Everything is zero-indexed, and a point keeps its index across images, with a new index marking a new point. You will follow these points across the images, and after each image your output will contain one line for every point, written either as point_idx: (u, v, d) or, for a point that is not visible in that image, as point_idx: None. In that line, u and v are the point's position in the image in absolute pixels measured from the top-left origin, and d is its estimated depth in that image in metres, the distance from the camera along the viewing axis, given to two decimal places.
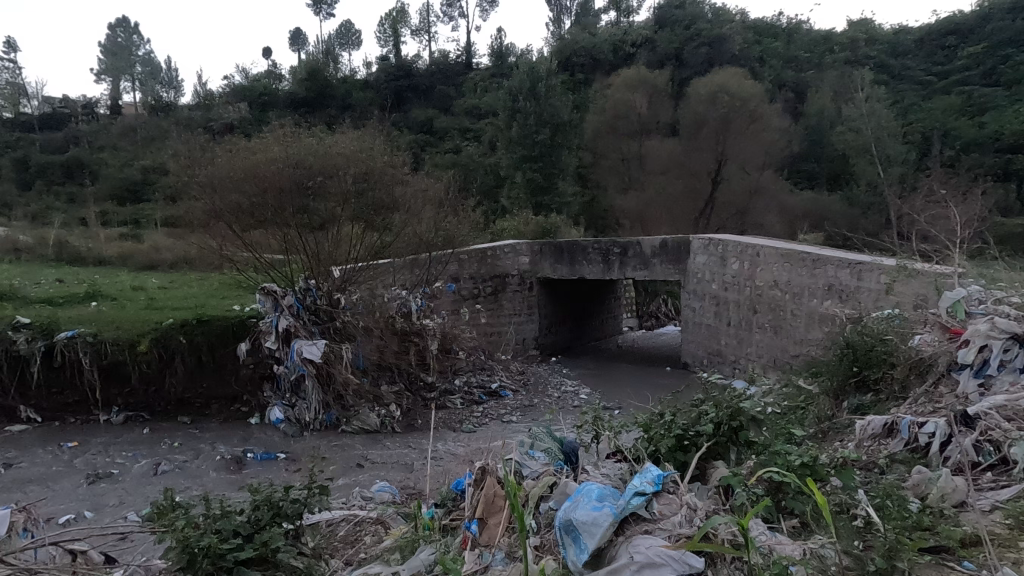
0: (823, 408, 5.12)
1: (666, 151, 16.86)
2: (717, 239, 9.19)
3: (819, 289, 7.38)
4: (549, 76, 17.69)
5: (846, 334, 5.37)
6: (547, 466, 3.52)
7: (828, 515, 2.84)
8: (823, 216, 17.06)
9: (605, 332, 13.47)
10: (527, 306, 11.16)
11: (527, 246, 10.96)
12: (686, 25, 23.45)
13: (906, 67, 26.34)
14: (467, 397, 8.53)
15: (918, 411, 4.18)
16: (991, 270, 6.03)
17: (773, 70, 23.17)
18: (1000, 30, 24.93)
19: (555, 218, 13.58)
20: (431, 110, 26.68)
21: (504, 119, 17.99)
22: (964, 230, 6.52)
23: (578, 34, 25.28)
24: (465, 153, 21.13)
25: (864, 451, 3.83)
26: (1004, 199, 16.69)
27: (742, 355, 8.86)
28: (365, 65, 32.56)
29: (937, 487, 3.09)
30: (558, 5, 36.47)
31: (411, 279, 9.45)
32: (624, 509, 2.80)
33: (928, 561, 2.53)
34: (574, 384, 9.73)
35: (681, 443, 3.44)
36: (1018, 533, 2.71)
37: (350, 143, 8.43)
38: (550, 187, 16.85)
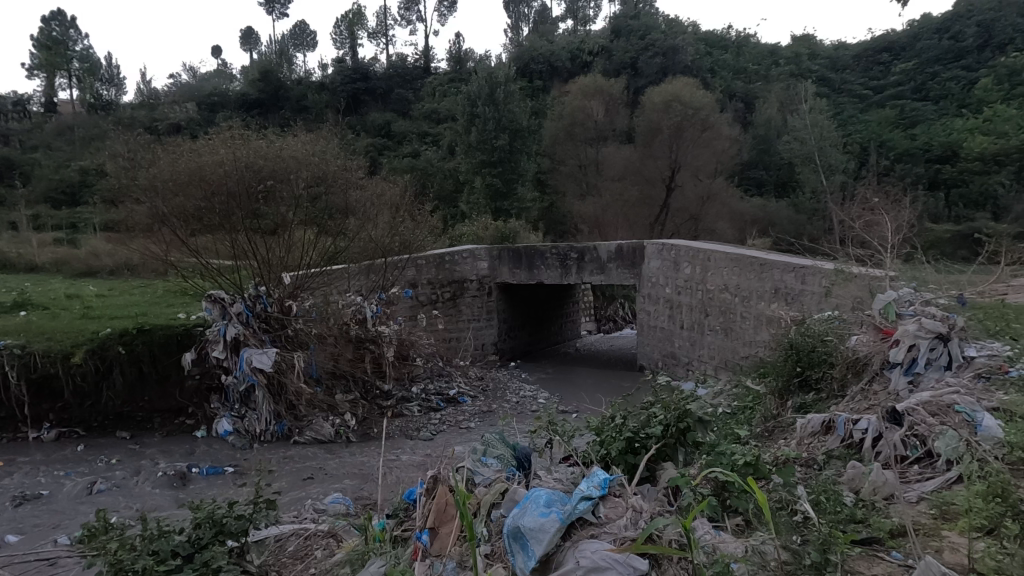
0: (768, 408, 5.23)
1: (622, 158, 17.23)
2: (671, 244, 9.41)
3: (766, 292, 7.66)
4: (507, 82, 17.78)
5: (791, 335, 5.59)
6: (499, 472, 3.52)
7: (768, 512, 2.94)
8: (770, 221, 17.74)
9: (563, 336, 13.55)
10: (486, 311, 11.11)
11: (486, 251, 10.90)
12: (641, 35, 24.07)
13: (845, 81, 27.83)
14: (425, 404, 8.41)
15: (855, 408, 4.37)
16: (921, 273, 6.41)
17: (723, 81, 24.01)
18: (929, 48, 26.69)
19: (514, 223, 13.59)
20: (389, 113, 26.38)
21: (463, 124, 17.98)
22: (896, 237, 6.90)
23: (537, 42, 25.55)
24: (424, 157, 20.97)
25: (803, 448, 3.97)
26: (934, 207, 17.79)
27: (695, 357, 9.08)
28: (321, 67, 31.95)
29: (869, 481, 3.25)
30: (517, 13, 36.87)
31: (367, 285, 9.28)
32: (571, 514, 2.83)
33: (859, 553, 2.66)
34: (532, 388, 9.74)
35: (631, 445, 3.51)
36: (941, 522, 2.88)
37: (300, 146, 8.35)
38: (509, 192, 16.98)
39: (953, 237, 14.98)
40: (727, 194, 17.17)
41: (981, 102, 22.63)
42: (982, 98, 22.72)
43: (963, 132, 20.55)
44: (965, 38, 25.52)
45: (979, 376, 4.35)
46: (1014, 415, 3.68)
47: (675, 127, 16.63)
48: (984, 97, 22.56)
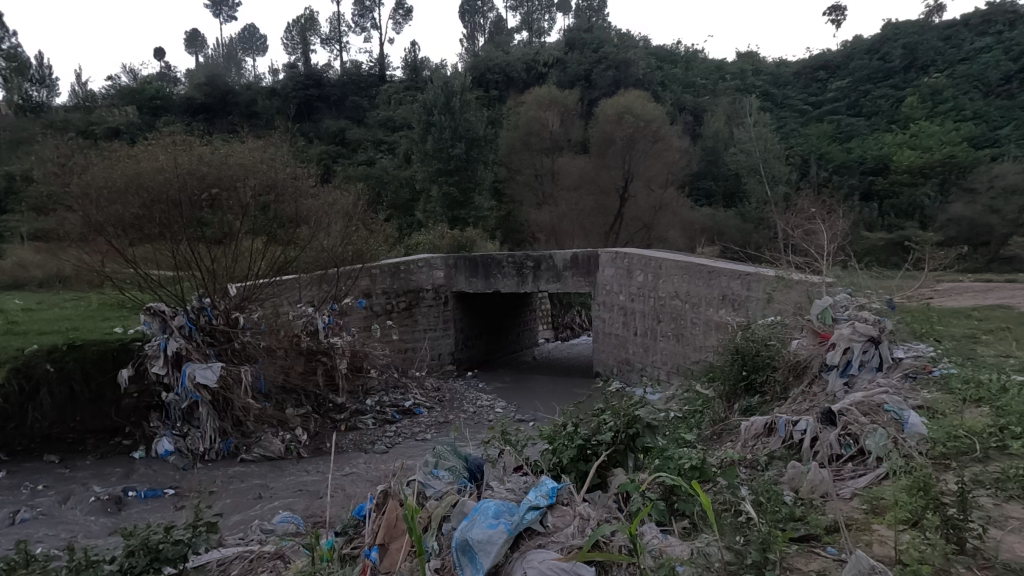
0: (717, 412, 5.40)
1: (577, 168, 17.51)
2: (624, 252, 9.58)
3: (714, 298, 7.92)
4: (463, 91, 17.75)
5: (736, 341, 5.80)
6: (450, 484, 3.48)
7: (713, 513, 3.00)
8: (719, 230, 18.36)
9: (521, 345, 13.59)
10: (442, 321, 11.04)
11: (442, 259, 10.88)
12: (594, 48, 24.60)
13: (786, 97, 29.30)
14: (379, 417, 8.25)
15: (797, 409, 4.54)
16: (855, 280, 6.78)
17: (673, 94, 24.71)
18: (861, 68, 28.52)
19: (472, 231, 13.50)
20: (343, 120, 25.99)
21: (419, 133, 17.87)
22: (833, 244, 7.26)
23: (493, 52, 25.78)
24: (379, 166, 20.75)
25: (746, 450, 4.11)
26: (868, 216, 18.88)
27: (649, 362, 9.27)
28: (271, 73, 31.24)
29: (808, 480, 3.37)
30: (473, 23, 37.20)
31: (319, 295, 9.06)
32: (519, 524, 2.82)
33: (796, 550, 2.76)
34: (490, 397, 9.72)
35: (583, 452, 3.54)
36: (871, 517, 3.01)
37: (248, 152, 7.97)
38: (467, 201, 16.96)
39: (886, 245, 15.92)
40: (678, 204, 17.68)
41: (908, 119, 24.26)
42: (909, 115, 24.38)
43: (892, 147, 21.98)
44: (892, 60, 27.73)
45: (907, 375, 4.63)
46: (935, 413, 3.91)
47: (628, 138, 17.00)
48: (910, 114, 24.20)
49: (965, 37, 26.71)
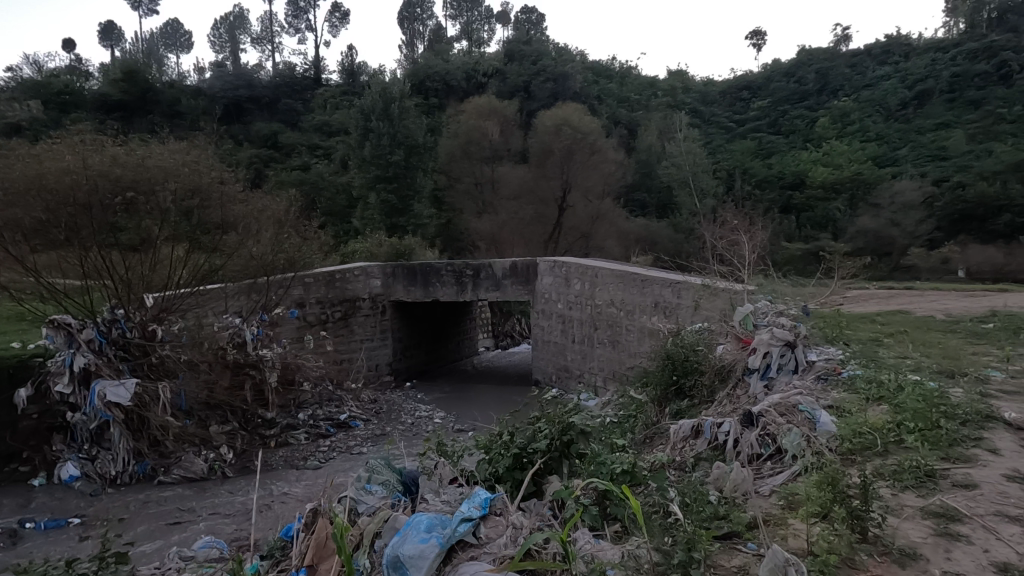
0: (649, 416, 5.58)
1: (517, 177, 17.69)
2: (562, 261, 9.73)
3: (648, 305, 8.21)
4: (402, 98, 17.54)
5: (667, 347, 6.03)
6: (384, 499, 3.40)
7: (642, 516, 3.09)
8: (653, 240, 19.05)
9: (462, 353, 13.49)
10: (380, 330, 10.81)
11: (379, 268, 10.67)
12: (532, 60, 25.01)
13: (713, 114, 30.99)
14: (312, 431, 7.95)
15: (721, 412, 4.76)
16: (774, 287, 7.23)
17: (609, 108, 25.47)
18: (779, 90, 30.68)
19: (410, 239, 13.30)
20: (275, 123, 25.04)
21: (356, 138, 17.49)
22: (754, 254, 7.70)
23: (432, 60, 25.74)
24: (314, 171, 20.14)
25: (675, 453, 4.27)
26: (787, 227, 20.19)
27: (586, 369, 9.45)
28: (197, 71, 29.72)
29: (731, 480, 3.53)
30: (412, 30, 36.99)
31: (247, 306, 8.64)
32: (451, 537, 2.79)
33: (719, 548, 2.88)
34: (428, 408, 9.59)
35: (519, 460, 3.56)
36: (787, 512, 3.19)
37: (167, 154, 7.55)
38: (406, 209, 16.73)
39: (803, 255, 17.05)
40: (615, 215, 18.20)
41: (821, 138, 26.22)
42: (822, 134, 26.37)
43: (808, 163, 23.68)
44: (807, 84, 30.01)
45: (819, 376, 4.98)
46: (843, 411, 4.21)
47: (566, 149, 17.34)
48: (823, 133, 26.19)
49: (869, 65, 29.30)
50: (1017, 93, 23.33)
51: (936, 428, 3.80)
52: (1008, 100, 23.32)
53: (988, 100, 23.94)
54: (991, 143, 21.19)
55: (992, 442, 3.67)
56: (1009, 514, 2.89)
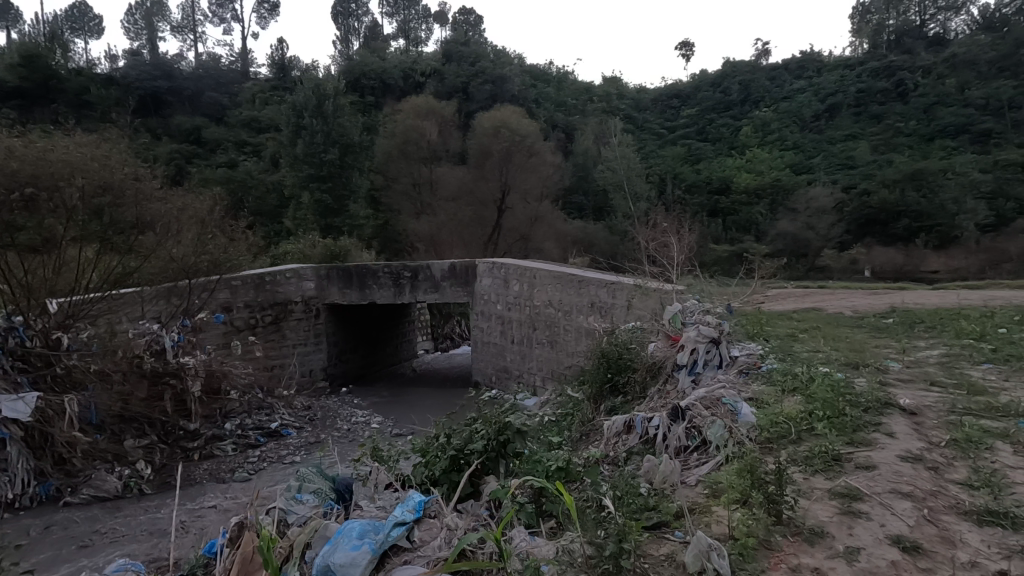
0: (585, 413, 5.70)
1: (455, 179, 17.58)
2: (500, 262, 9.75)
3: (584, 305, 8.40)
4: (337, 95, 17.04)
5: (601, 346, 6.20)
6: (316, 508, 3.31)
7: (576, 511, 3.15)
8: (590, 241, 19.49)
9: (401, 356, 13.24)
10: (313, 335, 10.43)
11: (313, 269, 10.31)
12: (471, 61, 24.96)
13: (646, 120, 32.16)
14: (240, 442, 7.57)
15: (653, 407, 4.93)
16: (702, 287, 7.58)
17: (547, 112, 25.80)
18: (706, 100, 32.28)
19: (346, 240, 12.93)
20: (198, 118, 23.64)
21: (288, 136, 16.84)
22: (684, 255, 8.04)
23: (368, 57, 25.22)
24: (241, 169, 19.20)
25: (609, 449, 4.39)
26: (715, 230, 21.22)
27: (525, 369, 9.53)
28: (109, 59, 27.58)
29: (661, 472, 3.67)
30: (346, 25, 36.08)
31: (168, 311, 8.12)
32: (383, 542, 2.76)
33: (648, 537, 3.00)
34: (365, 413, 9.36)
35: (455, 463, 3.57)
36: (711, 499, 3.36)
37: (72, 154, 8.07)
38: (341, 210, 16.24)
39: (729, 256, 18.00)
40: (553, 216, 18.45)
41: (744, 145, 27.79)
42: (745, 142, 27.95)
43: (733, 170, 25.02)
44: (732, 94, 31.75)
45: (741, 371, 5.28)
46: (762, 403, 4.48)
47: (504, 152, 17.42)
48: (746, 141, 27.76)
49: (786, 79, 31.39)
50: (912, 109, 25.67)
51: (842, 415, 4.12)
52: (906, 115, 25.61)
53: (889, 114, 26.17)
54: (892, 154, 23.19)
55: (890, 427, 4.01)
56: (903, 491, 3.18)
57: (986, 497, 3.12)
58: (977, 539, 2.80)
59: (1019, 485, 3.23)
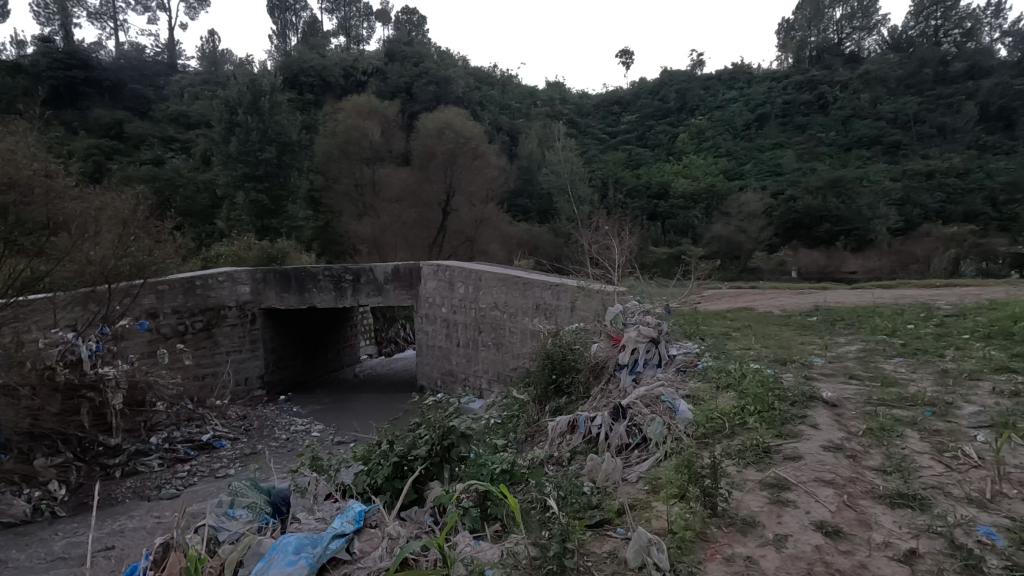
0: (531, 415, 5.73)
1: (399, 180, 17.29)
2: (445, 265, 9.65)
3: (529, 307, 8.47)
4: (273, 92, 16.35)
5: (547, 347, 6.25)
6: (249, 524, 3.16)
7: (520, 513, 3.15)
8: (535, 244, 19.66)
9: (343, 362, 12.87)
10: (248, 341, 9.95)
11: (248, 273, 9.85)
12: (414, 62, 24.67)
13: (588, 126, 32.86)
14: (168, 456, 7.12)
15: (596, 406, 5.02)
16: (643, 289, 7.79)
17: (492, 114, 25.81)
18: (645, 107, 33.38)
19: (284, 242, 12.40)
20: (119, 111, 22.11)
21: (221, 133, 16.05)
22: (626, 257, 8.23)
23: (307, 54, 24.49)
24: (169, 167, 18.13)
25: (553, 451, 4.43)
26: (654, 233, 21.92)
27: (471, 372, 9.47)
28: (15, 45, 25.35)
29: (602, 470, 3.74)
30: (283, 20, 34.90)
31: (84, 318, 7.58)
32: (321, 556, 2.67)
33: (591, 535, 3.05)
34: (305, 421, 9.02)
35: (398, 469, 3.51)
36: (651, 495, 3.46)
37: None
38: (279, 210, 15.58)
39: (667, 258, 18.68)
40: (498, 219, 18.49)
41: (681, 151, 28.88)
42: (682, 148, 29.08)
43: (671, 175, 25.96)
44: (670, 102, 32.99)
45: (679, 369, 5.47)
46: (699, 400, 4.66)
47: (448, 153, 17.25)
48: (683, 148, 28.87)
49: (719, 89, 32.96)
50: (832, 121, 27.50)
51: (770, 409, 4.34)
52: (826, 126, 27.42)
53: (811, 125, 27.94)
54: (814, 163, 24.75)
55: (814, 418, 4.27)
56: (825, 479, 3.38)
57: (897, 481, 3.37)
58: (890, 520, 3.01)
59: (925, 469, 3.51)
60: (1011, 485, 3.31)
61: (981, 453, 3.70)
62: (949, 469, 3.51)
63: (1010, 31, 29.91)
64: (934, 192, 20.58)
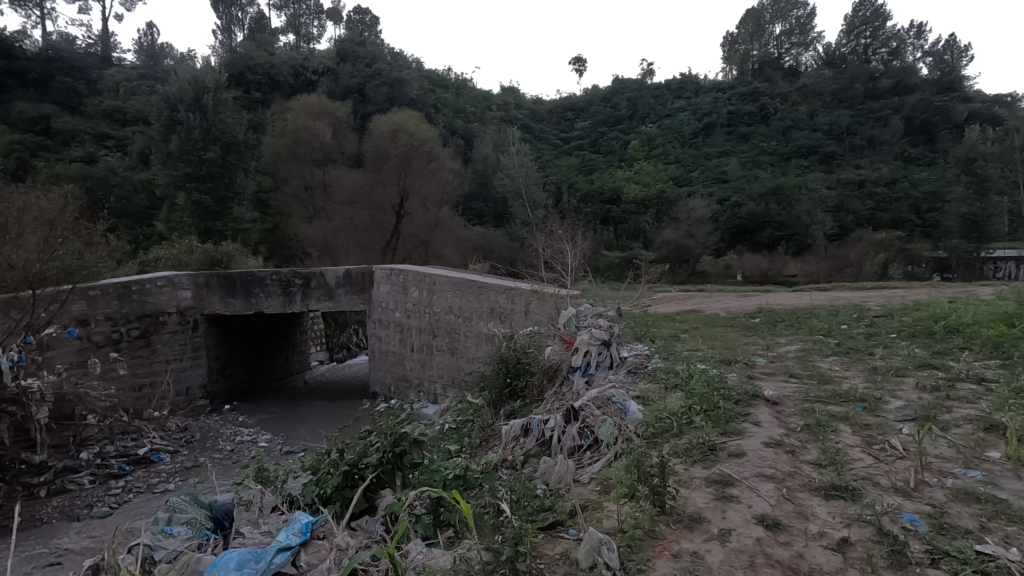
0: (485, 419, 5.73)
1: (351, 181, 16.96)
2: (399, 268, 9.46)
3: (484, 311, 8.47)
4: (218, 89, 15.63)
5: (501, 350, 6.26)
6: (189, 541, 3.02)
7: (473, 518, 3.15)
8: (490, 248, 19.70)
9: (292, 369, 12.46)
10: (190, 349, 9.50)
11: (189, 278, 9.43)
12: (367, 63, 24.26)
13: (542, 131, 33.21)
14: (100, 473, 6.72)
15: (550, 409, 5.06)
16: (596, 292, 7.92)
17: (447, 117, 25.65)
18: (597, 114, 34.08)
19: (229, 245, 11.85)
20: (46, 104, 20.69)
21: (160, 130, 15.24)
22: (579, 260, 8.34)
23: (254, 51, 23.71)
24: (101, 164, 17.06)
25: (507, 455, 4.46)
26: (607, 237, 22.37)
27: (426, 377, 9.36)
28: None
29: (555, 473, 3.79)
30: (228, 14, 33.65)
31: (5, 326, 7.03)
32: (264, 570, 2.59)
33: (543, 538, 3.07)
34: (251, 431, 8.69)
35: (349, 477, 3.43)
36: (603, 495, 3.51)
37: None
38: (223, 212, 14.95)
39: (620, 262, 19.10)
40: (452, 222, 18.41)
41: (632, 158, 29.61)
42: (633, 155, 29.82)
43: (623, 181, 26.56)
44: (621, 110, 33.77)
45: (630, 371, 5.60)
46: (649, 400, 4.78)
47: (402, 156, 16.96)
48: (634, 155, 29.61)
49: (668, 98, 34.02)
50: (773, 131, 28.84)
51: (716, 408, 4.49)
52: (767, 136, 28.74)
53: (754, 135, 29.22)
54: (757, 171, 25.87)
55: (756, 416, 4.45)
56: (766, 474, 3.54)
57: (831, 473, 3.55)
58: (825, 511, 3.17)
59: (856, 461, 3.73)
60: (932, 474, 3.54)
61: (907, 445, 3.94)
62: (878, 461, 3.74)
63: (931, 52, 32.20)
64: (865, 200, 21.90)
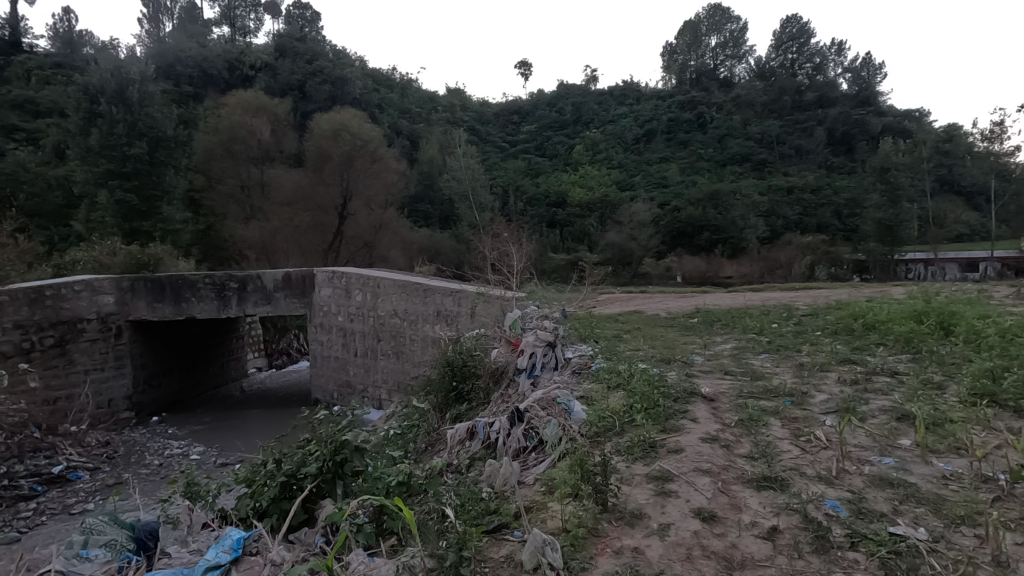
0: (431, 423, 5.66)
1: (291, 181, 16.38)
2: (341, 271, 9.21)
3: (430, 314, 8.38)
4: (143, 81, 14.66)
5: (447, 353, 6.21)
6: (108, 565, 2.82)
7: (416, 524, 3.09)
8: (436, 250, 19.55)
9: (227, 376, 11.90)
10: (112, 358, 8.89)
11: (111, 282, 8.84)
12: (307, 59, 23.51)
13: (489, 134, 33.31)
14: (8, 495, 6.16)
15: (495, 412, 5.06)
16: (541, 294, 7.99)
17: (391, 118, 25.20)
18: (543, 118, 34.53)
19: (156, 247, 11.17)
20: None
21: (78, 123, 14.14)
22: (525, 263, 8.38)
23: (184, 43, 22.53)
24: (8, 159, 15.68)
25: (452, 459, 4.43)
26: (552, 240, 22.69)
27: (369, 383, 9.14)
28: None
29: (500, 475, 3.78)
30: (155, 3, 31.84)
31: None
32: None
33: (487, 541, 3.06)
34: (182, 444, 8.22)
35: (286, 488, 3.30)
36: (548, 495, 3.54)
37: None
38: (151, 211, 14.09)
39: (565, 265, 19.42)
40: (397, 224, 18.12)
41: (577, 162, 30.17)
42: (578, 159, 30.39)
43: (567, 184, 27.03)
44: (566, 115, 34.32)
45: (574, 371, 5.67)
46: (593, 400, 4.86)
47: (345, 156, 16.46)
48: (578, 159, 30.19)
49: (611, 105, 34.92)
50: (710, 138, 30.11)
51: (656, 406, 4.62)
52: (704, 143, 29.99)
53: (692, 142, 30.42)
54: (695, 177, 26.95)
55: (694, 412, 4.62)
56: (703, 468, 3.67)
57: (762, 465, 3.73)
58: (756, 502, 3.32)
59: (784, 453, 3.93)
60: (851, 463, 3.79)
61: (829, 435, 4.20)
62: (804, 451, 3.96)
63: (850, 68, 34.54)
64: (793, 205, 23.23)
